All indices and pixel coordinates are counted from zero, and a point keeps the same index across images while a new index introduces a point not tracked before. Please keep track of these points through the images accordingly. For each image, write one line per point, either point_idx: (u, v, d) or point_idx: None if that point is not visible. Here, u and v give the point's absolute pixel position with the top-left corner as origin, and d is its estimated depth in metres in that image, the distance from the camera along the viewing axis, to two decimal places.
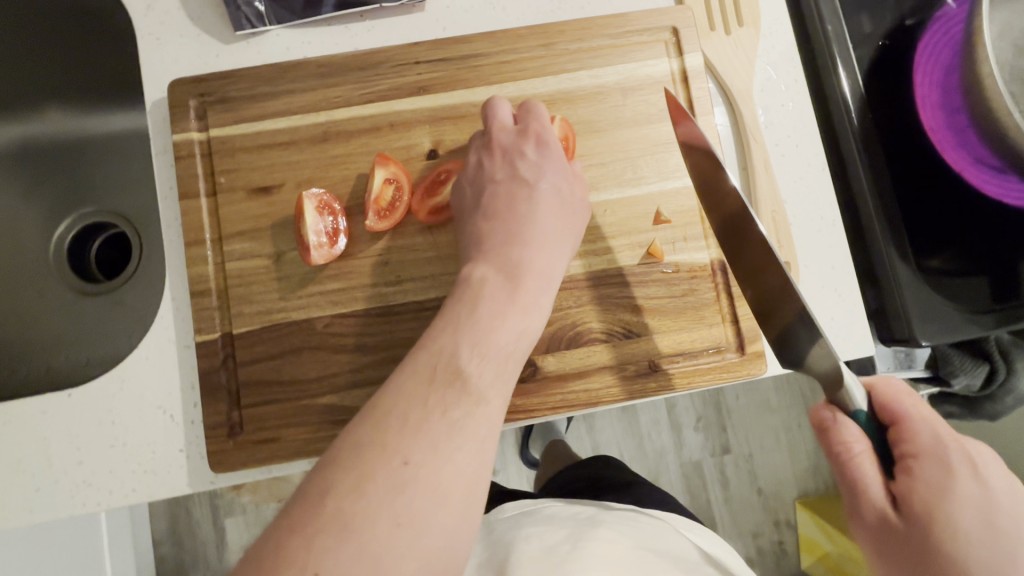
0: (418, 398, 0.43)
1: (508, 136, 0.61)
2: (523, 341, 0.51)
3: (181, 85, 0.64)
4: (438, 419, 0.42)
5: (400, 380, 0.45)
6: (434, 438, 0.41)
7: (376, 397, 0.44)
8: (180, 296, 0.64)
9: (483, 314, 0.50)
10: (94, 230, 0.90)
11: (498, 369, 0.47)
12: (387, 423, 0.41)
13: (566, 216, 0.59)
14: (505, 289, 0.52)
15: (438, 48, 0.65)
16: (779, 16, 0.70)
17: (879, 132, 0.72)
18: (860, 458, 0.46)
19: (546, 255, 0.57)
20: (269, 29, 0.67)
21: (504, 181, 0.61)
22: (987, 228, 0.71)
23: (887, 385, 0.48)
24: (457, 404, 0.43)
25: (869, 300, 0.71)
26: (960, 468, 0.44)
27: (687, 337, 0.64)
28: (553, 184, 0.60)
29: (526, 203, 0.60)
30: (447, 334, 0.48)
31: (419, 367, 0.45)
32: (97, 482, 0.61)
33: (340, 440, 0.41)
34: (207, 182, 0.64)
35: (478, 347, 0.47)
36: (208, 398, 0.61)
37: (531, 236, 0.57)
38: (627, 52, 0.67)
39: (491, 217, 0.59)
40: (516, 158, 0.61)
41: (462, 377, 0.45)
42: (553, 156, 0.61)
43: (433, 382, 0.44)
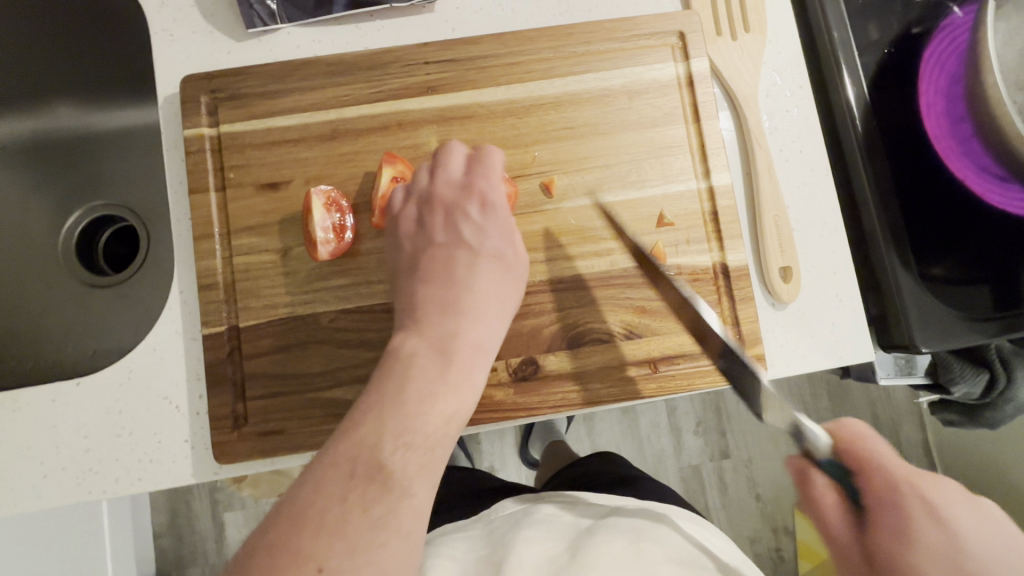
0: (333, 501, 0.42)
1: (453, 194, 0.63)
2: (452, 425, 0.50)
3: (192, 81, 0.65)
4: (355, 522, 0.42)
5: (318, 480, 0.43)
6: (353, 541, 0.41)
7: (292, 497, 0.43)
8: (188, 288, 0.65)
9: (410, 397, 0.49)
10: (104, 223, 0.91)
11: (424, 458, 0.46)
12: (299, 530, 0.41)
13: (504, 282, 0.59)
14: (437, 367, 0.51)
15: (447, 48, 0.66)
16: (785, 22, 0.71)
17: (888, 139, 0.73)
18: (825, 505, 0.51)
19: (479, 326, 0.55)
20: (280, 27, 0.68)
21: (445, 244, 0.62)
22: (990, 237, 0.71)
23: (848, 429, 0.49)
24: (379, 502, 0.43)
25: (869, 306, 0.72)
26: (918, 512, 0.46)
27: (689, 338, 0.64)
28: (494, 249, 0.61)
29: (465, 268, 0.60)
30: (370, 421, 0.47)
31: (338, 463, 0.44)
32: (102, 470, 0.62)
33: (258, 542, 0.41)
34: (217, 177, 0.65)
35: (401, 435, 0.46)
36: (213, 390, 0.62)
37: (468, 307, 0.56)
38: (633, 55, 0.68)
39: (433, 277, 0.59)
40: (460, 217, 0.63)
41: (384, 473, 0.44)
42: (498, 219, 0.62)
43: (351, 480, 0.43)
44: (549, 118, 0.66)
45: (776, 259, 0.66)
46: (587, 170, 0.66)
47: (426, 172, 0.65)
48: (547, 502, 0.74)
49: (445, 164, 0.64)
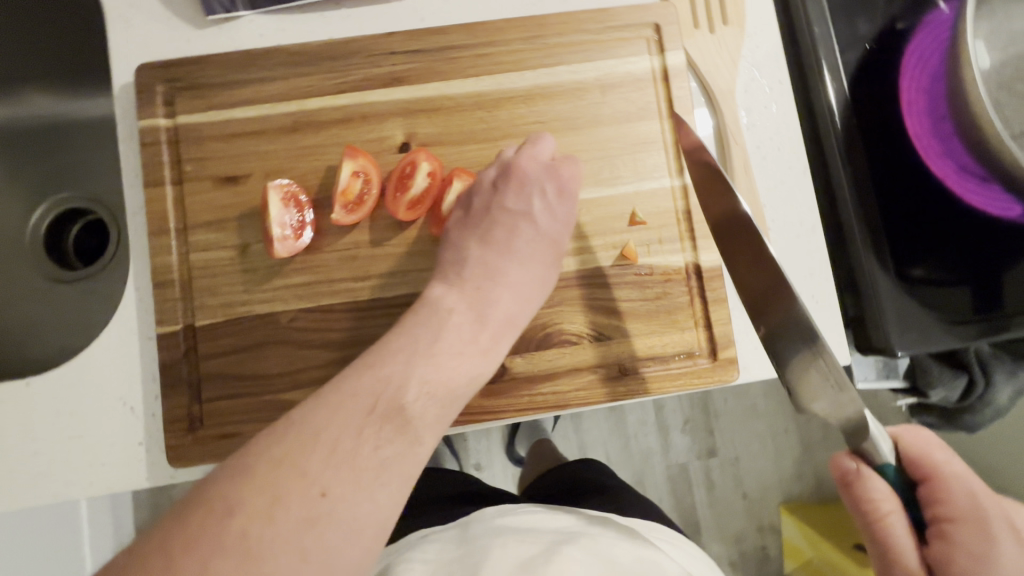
0: (349, 429, 0.42)
1: (534, 169, 0.61)
2: (471, 387, 0.51)
3: (148, 70, 0.63)
4: (364, 455, 0.41)
5: (335, 406, 0.43)
6: (359, 474, 0.40)
7: (303, 418, 0.42)
8: (144, 286, 0.63)
9: (439, 348, 0.50)
10: (70, 216, 0.88)
11: (439, 412, 0.47)
12: (310, 451, 0.40)
13: (541, 264, 0.60)
14: (471, 330, 0.53)
15: (414, 39, 0.64)
16: (765, 15, 0.69)
17: (869, 137, 0.71)
18: (889, 519, 0.48)
19: (514, 299, 0.57)
20: (242, 15, 0.66)
21: (512, 211, 0.62)
22: (971, 240, 0.69)
23: (916, 438, 0.50)
24: (391, 442, 0.43)
25: (847, 307, 0.70)
26: (1003, 537, 0.48)
27: (660, 341, 0.63)
28: (552, 235, 0.61)
29: (520, 240, 0.61)
30: (398, 363, 0.47)
31: (360, 395, 0.44)
32: (53, 473, 0.60)
33: (258, 457, 0.40)
34: (173, 171, 0.63)
35: (426, 384, 0.47)
36: (169, 391, 0.60)
37: (510, 278, 0.58)
38: (606, 48, 0.66)
39: (485, 244, 0.60)
40: (533, 194, 0.61)
41: (403, 416, 0.44)
42: (566, 209, 0.61)
43: (370, 414, 0.43)
44: (520, 111, 0.64)
45: None
46: None
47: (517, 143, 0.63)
48: (523, 511, 0.70)
49: (537, 142, 0.62)
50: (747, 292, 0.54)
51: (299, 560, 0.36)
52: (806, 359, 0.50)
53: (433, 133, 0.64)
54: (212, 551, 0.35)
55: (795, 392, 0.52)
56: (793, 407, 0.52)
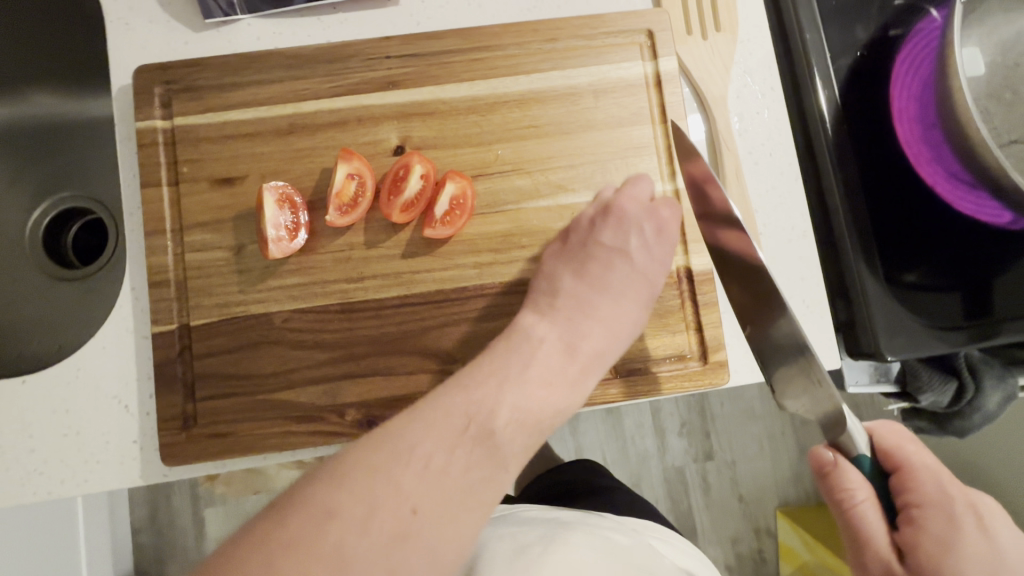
0: (444, 447, 0.43)
1: (633, 207, 0.62)
2: (556, 418, 0.50)
3: (146, 72, 0.63)
4: (458, 475, 0.42)
5: (430, 422, 0.44)
6: (451, 492, 0.41)
7: (402, 428, 0.43)
8: (140, 285, 0.63)
9: (529, 372, 0.50)
10: (68, 218, 0.89)
11: (526, 441, 0.47)
12: (404, 464, 0.41)
13: (633, 299, 0.60)
14: (564, 357, 0.54)
15: (409, 43, 0.64)
16: (757, 22, 0.70)
17: (859, 144, 0.72)
18: (861, 507, 0.49)
19: (602, 331, 0.57)
20: (239, 18, 0.66)
21: (609, 247, 0.62)
22: (959, 246, 0.71)
23: (888, 429, 0.52)
24: (483, 465, 0.43)
25: (839, 312, 0.71)
26: (970, 525, 0.48)
27: (650, 344, 0.63)
28: (647, 271, 0.61)
29: (614, 273, 0.62)
30: (489, 388, 0.48)
31: (455, 415, 0.45)
32: (47, 471, 0.60)
33: (359, 459, 0.41)
34: (169, 172, 0.63)
35: (517, 410, 0.47)
36: (162, 389, 0.61)
37: (601, 313, 0.59)
38: (600, 53, 0.66)
39: (581, 275, 0.61)
40: (631, 232, 0.62)
41: (493, 441, 0.45)
42: (664, 248, 0.62)
43: (463, 436, 0.44)
44: (513, 115, 0.65)
45: None
46: (550, 170, 0.65)
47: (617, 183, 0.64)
48: (527, 510, 0.69)
49: (639, 183, 0.63)
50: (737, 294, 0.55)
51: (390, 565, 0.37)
52: (791, 359, 0.52)
53: (426, 136, 0.64)
54: (305, 559, 0.36)
55: (777, 383, 0.54)
56: (774, 401, 0.55)
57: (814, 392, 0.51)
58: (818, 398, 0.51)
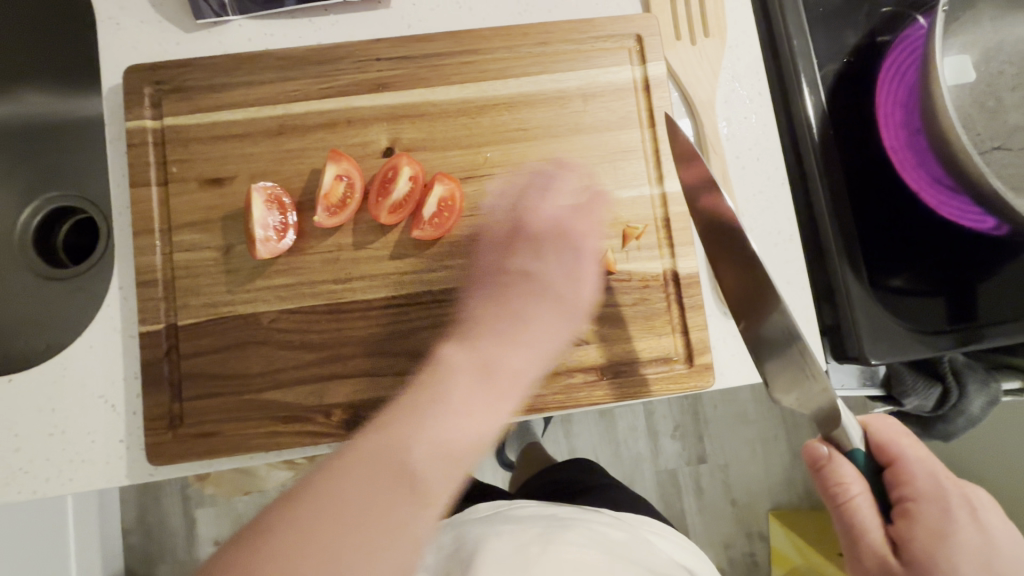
0: (347, 505, 0.36)
1: (542, 225, 0.59)
2: (480, 444, 0.42)
3: (136, 72, 0.64)
4: (370, 523, 0.36)
5: (330, 477, 0.37)
6: (362, 543, 0.35)
7: (307, 480, 0.38)
8: (128, 284, 0.63)
9: (445, 404, 0.42)
10: (58, 219, 0.89)
11: (452, 468, 0.40)
12: (298, 530, 0.35)
13: (551, 316, 0.53)
14: (482, 381, 0.44)
15: (400, 46, 0.65)
16: (745, 28, 0.71)
17: (845, 150, 0.73)
18: (856, 501, 0.48)
19: (521, 350, 0.49)
20: (230, 19, 0.67)
21: (512, 270, 0.57)
22: (944, 252, 0.71)
23: (882, 424, 0.51)
24: (399, 505, 0.37)
25: (825, 316, 0.71)
26: (965, 519, 0.48)
27: (638, 347, 0.63)
28: (557, 288, 0.56)
29: (525, 297, 0.54)
30: (398, 426, 0.40)
31: (359, 462, 0.38)
32: (33, 470, 0.60)
33: (262, 524, 0.36)
34: (158, 171, 0.63)
35: (433, 440, 0.40)
36: (149, 389, 0.61)
37: (523, 331, 0.51)
38: (590, 57, 0.67)
39: (500, 301, 0.53)
40: (530, 256, 0.57)
41: (411, 478, 0.38)
42: (580, 261, 0.58)
43: (370, 486, 0.37)
44: (503, 119, 0.65)
45: None
46: (539, 174, 0.65)
47: (525, 198, 0.62)
48: (514, 509, 0.68)
49: (547, 185, 0.63)
50: (729, 291, 0.54)
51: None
52: (782, 354, 0.51)
53: (416, 138, 0.65)
54: None
55: (775, 379, 0.53)
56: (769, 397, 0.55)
57: (808, 387, 0.51)
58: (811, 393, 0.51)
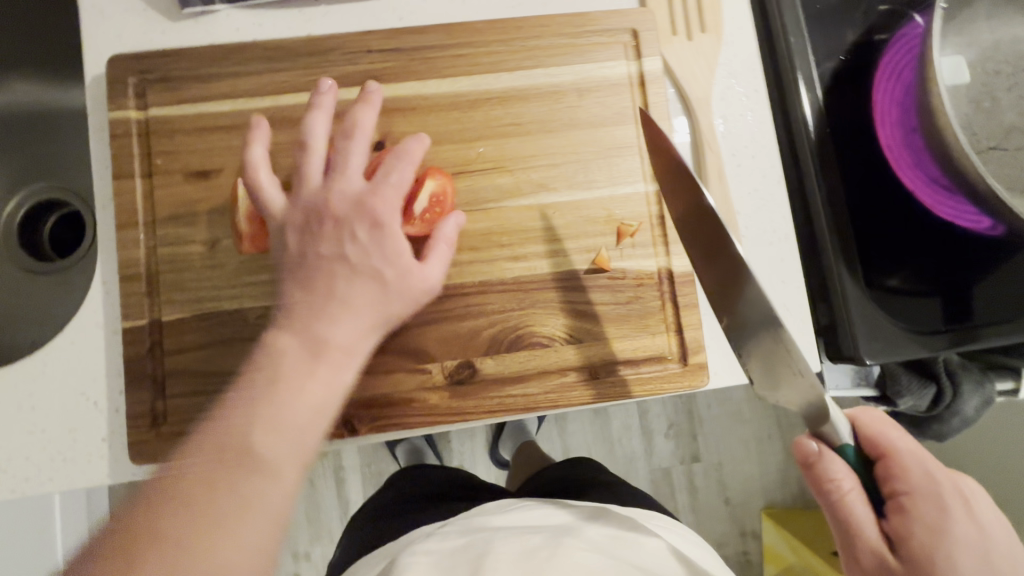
0: (194, 488, 0.37)
1: (344, 205, 0.54)
2: (324, 414, 0.45)
3: (120, 61, 0.62)
4: (218, 506, 0.37)
5: (178, 468, 0.38)
6: (214, 526, 0.36)
7: (153, 484, 0.38)
8: (110, 279, 0.62)
9: (283, 385, 0.44)
10: (43, 211, 0.87)
11: (298, 441, 0.42)
12: (157, 514, 0.36)
13: (383, 300, 0.52)
14: (313, 360, 0.46)
15: (391, 37, 0.64)
16: (742, 24, 0.70)
17: (841, 149, 0.72)
18: (850, 497, 0.48)
19: (353, 326, 0.50)
20: (218, 9, 0.65)
21: (327, 257, 0.52)
22: (939, 252, 0.71)
23: (870, 417, 0.50)
24: (247, 483, 0.38)
25: (819, 316, 0.71)
26: (959, 512, 0.48)
27: (632, 345, 0.63)
28: (384, 274, 0.53)
29: (348, 284, 0.51)
30: (240, 411, 0.42)
31: (203, 450, 0.39)
32: (11, 468, 0.58)
33: (108, 539, 0.35)
34: (142, 164, 0.62)
35: (274, 419, 0.42)
36: (132, 386, 0.59)
37: (341, 315, 0.50)
38: (585, 52, 0.66)
39: (306, 287, 0.51)
40: (345, 237, 0.52)
41: (253, 458, 0.39)
42: (385, 240, 0.53)
43: (215, 468, 0.38)
44: (496, 113, 0.64)
45: None
46: (532, 169, 0.64)
47: (320, 166, 0.56)
48: (508, 511, 0.65)
49: (347, 149, 0.56)
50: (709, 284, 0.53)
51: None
52: (766, 347, 0.49)
53: (406, 131, 0.63)
54: None
55: (762, 376, 0.51)
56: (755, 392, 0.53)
57: (798, 382, 0.48)
58: (802, 389, 0.48)
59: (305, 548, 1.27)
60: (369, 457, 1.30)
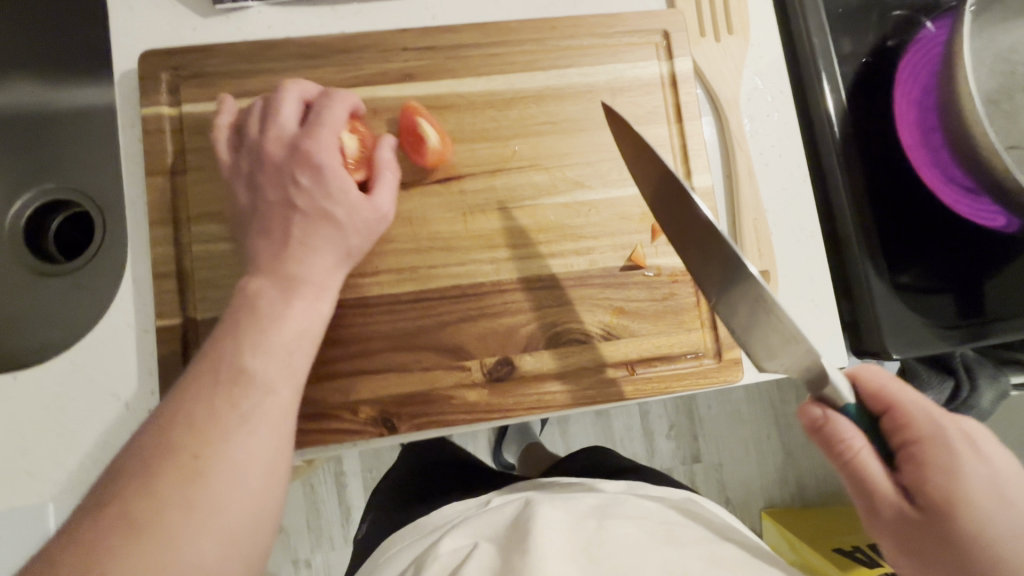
0: (200, 404, 0.44)
1: (284, 153, 0.56)
2: (306, 341, 0.51)
3: (152, 57, 0.61)
4: (223, 417, 0.43)
5: (183, 392, 0.45)
6: (223, 434, 0.43)
7: (163, 410, 0.44)
8: (142, 278, 0.61)
9: (263, 318, 0.50)
10: (53, 212, 0.85)
11: (286, 362, 0.48)
12: (174, 427, 0.42)
13: (339, 235, 0.55)
14: (287, 294, 0.51)
15: (426, 36, 0.64)
16: (768, 27, 0.71)
17: (862, 149, 0.74)
18: (862, 455, 0.47)
19: (317, 259, 0.54)
20: (250, 5, 0.65)
21: (279, 206, 0.55)
22: (956, 249, 0.73)
23: (871, 372, 0.49)
24: (245, 399, 0.45)
25: (843, 311, 0.73)
26: (970, 456, 0.46)
27: (666, 341, 0.63)
28: (333, 213, 0.55)
29: (299, 231, 0.54)
30: (228, 340, 0.48)
31: (203, 375, 0.46)
32: (40, 471, 0.57)
33: (133, 454, 0.42)
34: (176, 160, 0.61)
35: (259, 346, 0.48)
36: (166, 386, 0.58)
37: (305, 257, 0.53)
38: (617, 52, 0.67)
39: (265, 235, 0.55)
40: (288, 184, 0.55)
41: (246, 375, 0.46)
42: (331, 183, 0.55)
43: (216, 386, 0.45)
44: (530, 111, 0.64)
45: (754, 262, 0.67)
46: (566, 168, 0.64)
47: (257, 121, 0.59)
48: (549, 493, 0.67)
49: (278, 99, 0.58)
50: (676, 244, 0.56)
51: (186, 509, 0.39)
52: (750, 315, 0.51)
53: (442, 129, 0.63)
54: (105, 539, 0.37)
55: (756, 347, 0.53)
56: (756, 366, 0.54)
57: (791, 347, 0.49)
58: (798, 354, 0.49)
59: (308, 553, 1.25)
60: (370, 462, 1.29)
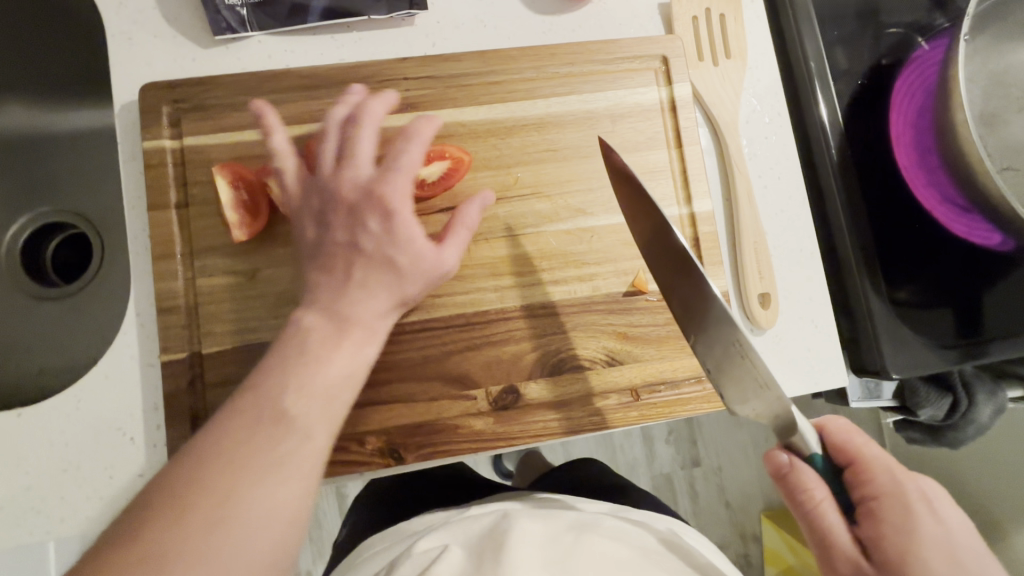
0: (237, 442, 0.40)
1: (355, 193, 0.53)
2: (350, 384, 0.47)
3: (153, 90, 0.61)
4: (260, 459, 0.40)
5: (223, 424, 0.41)
6: (256, 476, 0.39)
7: (196, 441, 0.41)
8: (146, 311, 0.61)
9: (311, 356, 0.46)
10: (49, 235, 0.85)
11: (327, 406, 0.44)
12: (204, 464, 0.39)
13: (402, 284, 0.52)
14: (337, 331, 0.48)
15: (426, 65, 0.64)
16: (764, 50, 0.72)
17: (860, 168, 0.74)
18: (823, 505, 0.47)
19: (366, 297, 0.50)
20: (251, 35, 0.64)
21: (342, 245, 0.52)
22: (953, 266, 0.73)
23: (837, 424, 0.50)
24: (283, 442, 0.41)
25: (845, 329, 0.74)
26: (924, 515, 0.45)
27: (670, 365, 0.64)
28: (396, 260, 0.52)
29: (352, 271, 0.51)
30: (275, 374, 0.44)
31: (244, 408, 0.42)
32: (45, 508, 0.57)
33: (161, 483, 0.38)
34: (178, 193, 0.61)
35: (304, 385, 0.44)
36: (171, 421, 0.58)
37: (358, 296, 0.50)
38: (617, 78, 0.67)
39: (325, 272, 0.51)
40: (356, 225, 0.52)
41: (287, 417, 0.42)
42: (400, 228, 0.52)
43: (257, 424, 0.41)
44: (532, 139, 0.65)
45: (755, 285, 0.67)
46: (567, 195, 0.65)
47: (328, 156, 0.56)
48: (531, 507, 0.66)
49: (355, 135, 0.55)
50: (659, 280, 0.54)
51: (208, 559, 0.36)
52: (724, 358, 0.49)
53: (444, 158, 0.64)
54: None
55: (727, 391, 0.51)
56: (729, 410, 0.52)
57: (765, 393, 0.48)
58: (765, 400, 0.48)
59: (308, 568, 1.25)
60: None
